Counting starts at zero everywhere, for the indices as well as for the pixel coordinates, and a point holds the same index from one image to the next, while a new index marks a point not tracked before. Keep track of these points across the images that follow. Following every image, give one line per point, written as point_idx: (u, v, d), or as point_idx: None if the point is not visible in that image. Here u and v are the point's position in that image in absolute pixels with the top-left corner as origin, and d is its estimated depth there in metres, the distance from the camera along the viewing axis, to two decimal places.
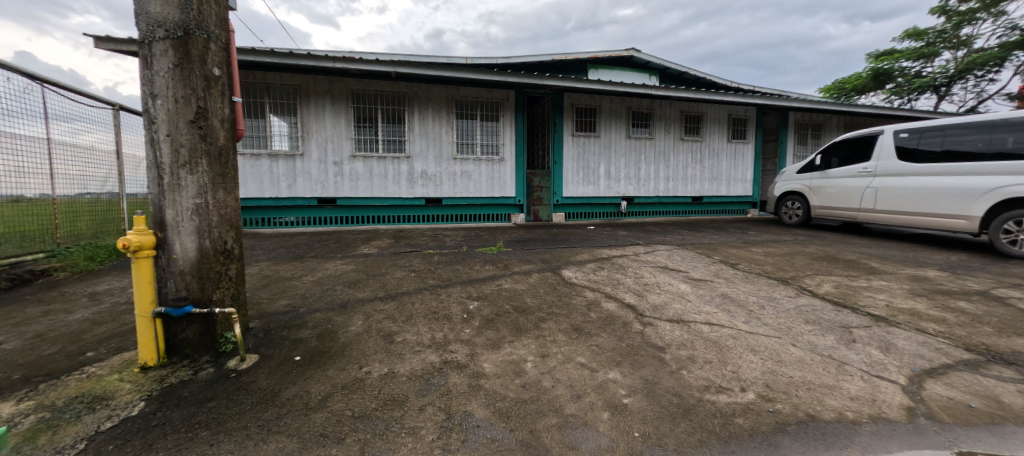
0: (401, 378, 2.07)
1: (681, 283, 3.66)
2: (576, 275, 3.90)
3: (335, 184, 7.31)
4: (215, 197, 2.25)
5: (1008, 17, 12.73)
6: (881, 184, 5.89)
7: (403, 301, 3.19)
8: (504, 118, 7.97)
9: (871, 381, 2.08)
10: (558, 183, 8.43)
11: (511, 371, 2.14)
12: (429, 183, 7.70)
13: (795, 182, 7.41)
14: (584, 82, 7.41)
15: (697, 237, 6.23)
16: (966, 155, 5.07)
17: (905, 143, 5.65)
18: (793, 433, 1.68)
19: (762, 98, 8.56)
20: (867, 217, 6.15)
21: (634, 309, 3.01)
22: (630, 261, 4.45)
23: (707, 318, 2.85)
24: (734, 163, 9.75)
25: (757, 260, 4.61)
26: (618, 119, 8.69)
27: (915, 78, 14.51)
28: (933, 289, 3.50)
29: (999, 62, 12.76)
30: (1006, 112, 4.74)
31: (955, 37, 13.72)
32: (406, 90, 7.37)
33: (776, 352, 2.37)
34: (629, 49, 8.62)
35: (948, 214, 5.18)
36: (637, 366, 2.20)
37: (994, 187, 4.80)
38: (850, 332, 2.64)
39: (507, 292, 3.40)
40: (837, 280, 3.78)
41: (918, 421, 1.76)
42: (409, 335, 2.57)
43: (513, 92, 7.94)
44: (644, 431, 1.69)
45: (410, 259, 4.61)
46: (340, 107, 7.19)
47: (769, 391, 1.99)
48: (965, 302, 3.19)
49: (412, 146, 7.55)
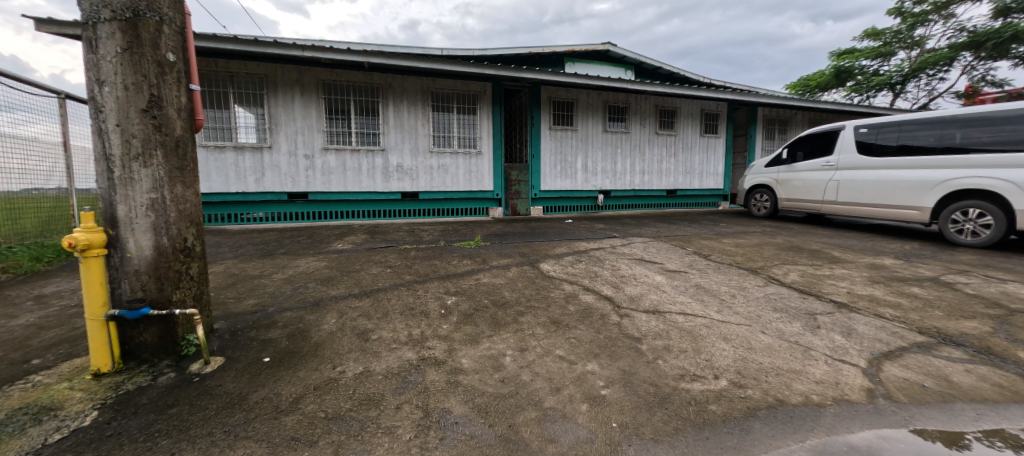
0: (377, 376, 2.02)
1: (656, 274, 3.72)
2: (554, 268, 3.91)
3: (306, 178, 7.07)
4: (173, 192, 2.12)
5: (956, 20, 13.53)
6: (843, 176, 6.17)
7: (379, 298, 3.12)
8: (481, 111, 7.89)
9: (834, 365, 2.18)
10: (536, 176, 8.42)
11: (490, 366, 2.12)
12: (405, 177, 7.56)
13: (763, 176, 7.69)
14: (562, 76, 7.38)
15: (670, 229, 6.37)
16: (919, 149, 5.35)
17: (865, 137, 5.92)
18: (764, 418, 1.73)
19: (733, 94, 8.79)
20: (829, 209, 6.44)
21: (611, 301, 3.05)
22: (607, 254, 4.50)
23: (682, 309, 2.91)
24: (707, 157, 10.02)
25: (728, 251, 4.74)
26: (594, 112, 8.76)
27: (873, 76, 15.24)
28: (890, 277, 3.70)
29: (949, 62, 13.54)
30: (956, 108, 5.03)
31: (910, 38, 14.46)
32: (380, 81, 7.18)
33: (747, 340, 2.45)
34: (605, 43, 8.71)
35: (902, 205, 5.49)
36: (615, 358, 2.22)
37: (944, 180, 5.08)
38: (815, 319, 2.76)
39: (485, 286, 3.38)
40: (803, 269, 3.94)
41: (877, 402, 1.85)
42: (385, 332, 2.52)
43: (489, 85, 7.86)
44: (622, 421, 1.70)
45: (385, 255, 4.51)
46: (310, 98, 6.93)
47: (741, 377, 2.05)
48: (918, 288, 3.39)
49: (387, 139, 7.37)
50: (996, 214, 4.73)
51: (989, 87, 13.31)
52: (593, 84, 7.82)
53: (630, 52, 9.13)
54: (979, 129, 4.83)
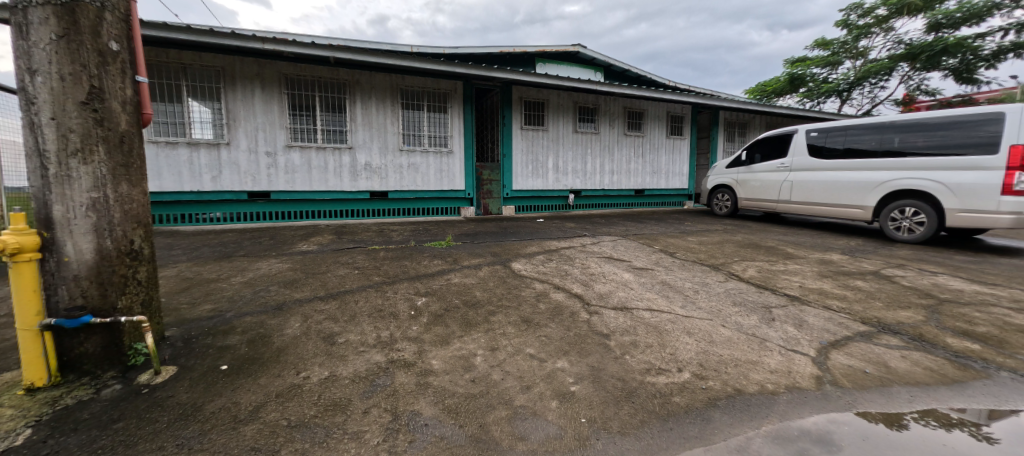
0: (344, 381, 1.97)
1: (624, 272, 3.81)
2: (525, 267, 3.94)
3: (268, 176, 6.77)
4: (118, 190, 1.98)
5: (895, 33, 14.64)
6: (796, 177, 6.56)
7: (346, 300, 3.03)
8: (452, 109, 7.82)
9: (787, 355, 2.31)
10: (507, 176, 8.44)
11: (461, 367, 2.11)
12: (374, 176, 7.39)
13: (724, 176, 8.04)
14: (533, 76, 7.42)
15: (638, 228, 6.55)
16: (863, 152, 5.76)
17: (816, 140, 6.31)
18: (723, 407, 1.81)
19: (697, 97, 9.14)
20: (784, 208, 6.82)
21: (581, 299, 3.11)
22: (577, 252, 4.58)
23: (648, 305, 3.01)
24: (672, 158, 10.37)
25: (692, 248, 4.92)
26: (564, 113, 8.87)
27: (823, 83, 16.25)
28: (837, 271, 3.96)
29: (889, 72, 14.63)
30: (895, 115, 5.44)
31: (855, 48, 15.52)
32: (346, 77, 6.97)
33: (709, 333, 2.56)
34: (575, 45, 8.84)
35: (848, 205, 5.89)
36: (584, 354, 2.26)
37: (884, 181, 5.49)
38: (770, 312, 2.92)
39: (457, 287, 3.35)
40: (760, 265, 4.16)
41: (825, 388, 1.98)
42: (352, 335, 2.45)
43: (460, 83, 7.80)
44: (590, 416, 1.74)
45: (353, 256, 4.40)
46: (272, 93, 6.64)
47: (702, 369, 2.14)
48: (862, 281, 3.65)
49: (354, 137, 7.16)
50: (929, 212, 5.16)
51: (922, 95, 14.51)
52: (563, 85, 7.91)
53: (599, 55, 9.31)
54: (915, 134, 5.25)
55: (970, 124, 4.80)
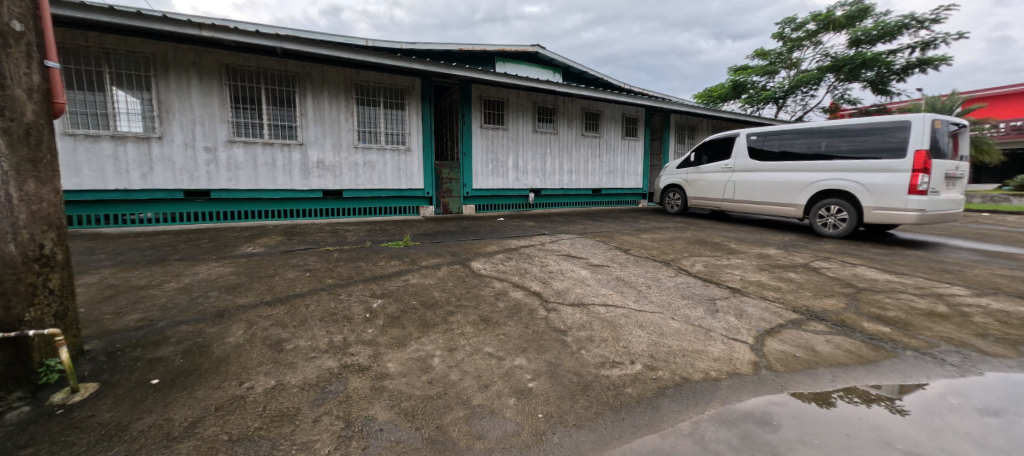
0: (293, 389, 1.87)
1: (582, 269, 3.91)
2: (485, 266, 3.94)
3: (207, 174, 6.29)
4: (22, 189, 1.76)
5: (822, 47, 16.05)
6: (738, 178, 7.03)
7: (296, 304, 2.89)
8: (410, 106, 7.64)
9: (728, 343, 2.48)
10: (467, 174, 8.38)
11: (418, 369, 2.08)
12: (327, 174, 7.07)
13: (675, 176, 8.46)
14: (492, 75, 7.42)
15: (595, 226, 6.75)
16: (795, 155, 6.28)
17: (755, 143, 6.79)
18: (671, 396, 1.91)
19: (650, 100, 9.55)
20: (728, 206, 7.28)
21: (539, 296, 3.15)
22: (536, 251, 4.64)
23: (604, 300, 3.11)
24: (627, 158, 10.76)
25: (646, 245, 5.14)
26: (524, 113, 8.94)
27: (762, 90, 17.50)
28: (773, 264, 4.30)
29: (817, 82, 16.03)
30: (823, 121, 5.96)
31: (789, 59, 16.85)
32: (295, 69, 6.62)
33: (659, 326, 2.69)
34: (534, 45, 8.94)
35: (783, 203, 6.40)
36: (542, 351, 2.30)
37: (813, 181, 6.02)
38: (714, 304, 3.12)
39: (414, 287, 3.29)
40: (706, 260, 4.42)
41: (761, 373, 2.15)
42: (302, 341, 2.34)
43: (418, 80, 7.64)
44: (547, 411, 1.77)
45: (304, 258, 4.19)
46: (211, 84, 6.17)
47: (653, 361, 2.24)
48: (794, 273, 3.98)
49: (305, 133, 6.82)
50: (850, 210, 5.71)
51: (845, 104, 16.02)
52: (522, 85, 7.98)
53: (557, 56, 9.47)
54: (840, 139, 5.78)
55: (884, 131, 5.36)
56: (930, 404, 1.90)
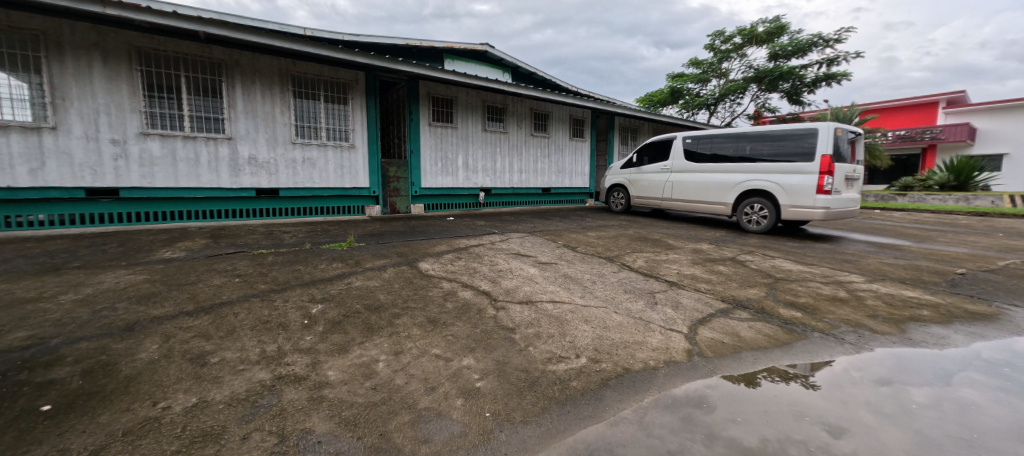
0: (218, 406, 1.72)
1: (530, 267, 3.97)
2: (434, 266, 3.87)
3: (116, 170, 5.58)
4: None
5: (747, 59, 17.59)
6: (675, 178, 7.51)
7: (223, 313, 2.65)
8: (353, 101, 7.30)
9: (665, 334, 2.64)
10: (415, 173, 8.17)
11: (361, 375, 1.99)
12: (260, 172, 6.56)
13: (619, 176, 8.86)
14: (440, 72, 7.30)
15: (544, 225, 6.88)
16: (725, 158, 6.82)
17: (690, 146, 7.29)
18: (613, 386, 2.00)
19: (595, 103, 9.90)
20: (666, 205, 7.75)
21: (488, 295, 3.16)
22: (486, 250, 4.63)
23: (551, 297, 3.19)
24: (575, 158, 11.08)
25: (592, 242, 5.33)
26: (473, 111, 8.89)
27: (696, 97, 18.81)
28: (706, 258, 4.64)
29: (743, 91, 17.53)
30: (747, 127, 6.53)
31: (719, 69, 18.26)
32: (222, 56, 6.07)
33: (603, 320, 2.80)
34: (483, 44, 8.92)
35: (714, 202, 6.93)
36: (490, 350, 2.31)
37: (740, 182, 6.57)
38: (653, 297, 3.31)
39: (358, 290, 3.16)
40: (647, 256, 4.67)
41: (693, 360, 2.31)
42: (230, 353, 2.15)
43: (362, 74, 7.32)
44: (494, 410, 1.78)
45: (234, 262, 3.86)
46: (119, 68, 5.49)
47: (597, 353, 2.33)
48: (723, 266, 4.33)
49: (233, 127, 6.27)
50: (771, 207, 6.31)
51: (766, 112, 17.69)
52: (471, 83, 7.93)
53: (506, 56, 9.53)
54: (762, 144, 6.36)
55: (798, 137, 5.98)
56: (832, 378, 2.15)
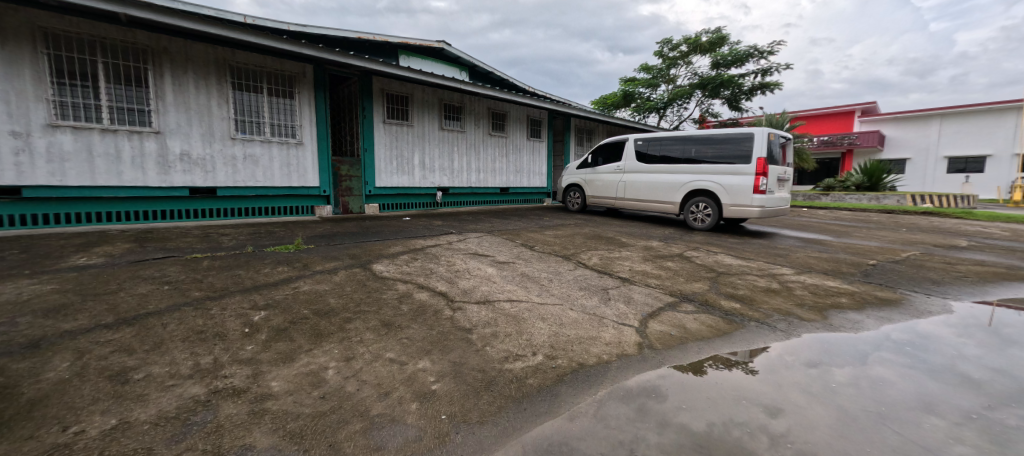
0: (142, 427, 1.56)
1: (488, 267, 3.97)
2: (388, 268, 3.76)
3: (16, 166, 4.92)
4: None
5: (692, 66, 18.64)
6: (628, 178, 7.81)
7: (150, 324, 2.41)
8: (301, 95, 6.92)
9: (618, 328, 2.74)
10: (369, 172, 7.89)
11: (308, 384, 1.89)
12: (194, 169, 6.05)
13: (575, 176, 9.07)
14: (395, 68, 7.09)
15: (503, 224, 6.90)
16: (673, 159, 7.19)
17: (641, 148, 7.61)
18: (568, 382, 2.04)
19: (552, 105, 10.07)
20: (620, 204, 8.04)
21: (445, 296, 3.11)
22: (443, 250, 4.57)
23: (509, 296, 3.20)
24: (533, 158, 11.21)
25: (549, 241, 5.42)
26: (430, 109, 8.73)
27: (647, 101, 19.67)
28: (656, 255, 4.87)
29: (689, 96, 18.56)
30: (693, 130, 6.92)
31: (667, 75, 19.22)
32: (148, 42, 5.53)
33: (559, 317, 2.86)
34: (439, 42, 8.78)
35: (663, 201, 7.29)
36: (446, 351, 2.28)
37: (686, 182, 6.96)
38: (607, 293, 3.42)
39: (307, 295, 3.00)
40: (601, 253, 4.82)
41: (643, 352, 2.41)
42: (157, 368, 1.96)
43: (310, 67, 6.96)
44: (451, 412, 1.76)
45: (164, 268, 3.53)
46: (20, 51, 4.84)
47: (553, 350, 2.37)
48: (672, 262, 4.57)
49: (162, 120, 5.73)
50: (713, 206, 6.73)
51: (710, 117, 18.86)
52: (427, 81, 7.78)
53: (463, 54, 9.44)
54: (706, 147, 6.77)
55: (737, 141, 6.42)
56: (768, 363, 2.33)
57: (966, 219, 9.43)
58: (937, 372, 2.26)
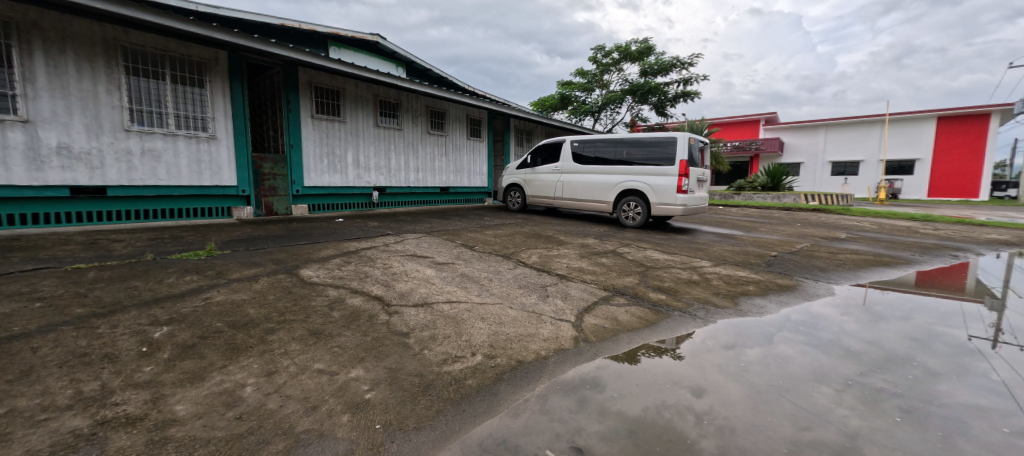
0: None
1: (427, 268, 3.88)
2: (318, 273, 3.52)
3: None
4: None
5: (624, 73, 19.75)
6: (565, 178, 8.08)
7: (14, 349, 2.02)
8: (213, 85, 6.23)
9: (556, 324, 2.82)
10: (296, 170, 7.33)
11: (222, 405, 1.71)
12: (77, 165, 5.20)
13: (515, 176, 9.19)
14: (323, 60, 6.65)
15: (443, 225, 6.79)
16: (607, 161, 7.55)
17: (577, 149, 7.91)
18: (507, 380, 2.06)
19: (492, 105, 10.10)
20: (558, 203, 8.29)
21: (380, 301, 2.98)
22: (379, 252, 4.38)
23: (448, 297, 3.15)
24: (473, 158, 11.16)
25: (489, 241, 5.43)
26: (364, 105, 8.32)
27: (583, 104, 20.49)
28: (592, 252, 5.09)
29: (621, 102, 19.66)
30: (625, 133, 7.33)
31: (601, 80, 20.18)
32: (9, 13, 4.65)
33: (498, 316, 2.87)
34: (373, 35, 8.41)
35: (598, 200, 7.64)
36: (381, 358, 2.18)
37: (619, 182, 7.36)
38: (545, 290, 3.50)
39: (221, 306, 2.71)
40: (540, 252, 4.93)
41: (579, 346, 2.51)
42: (23, 401, 1.65)
43: (224, 54, 6.29)
44: (386, 421, 1.69)
45: (35, 282, 2.99)
46: None
47: (492, 350, 2.38)
48: (606, 258, 4.80)
49: (31, 107, 4.85)
50: (643, 205, 7.19)
51: (640, 121, 20.12)
52: (360, 75, 7.40)
53: (399, 50, 9.13)
54: (636, 149, 7.20)
55: (663, 144, 6.92)
56: (690, 349, 2.54)
57: (845, 215, 11.05)
58: (825, 346, 2.62)
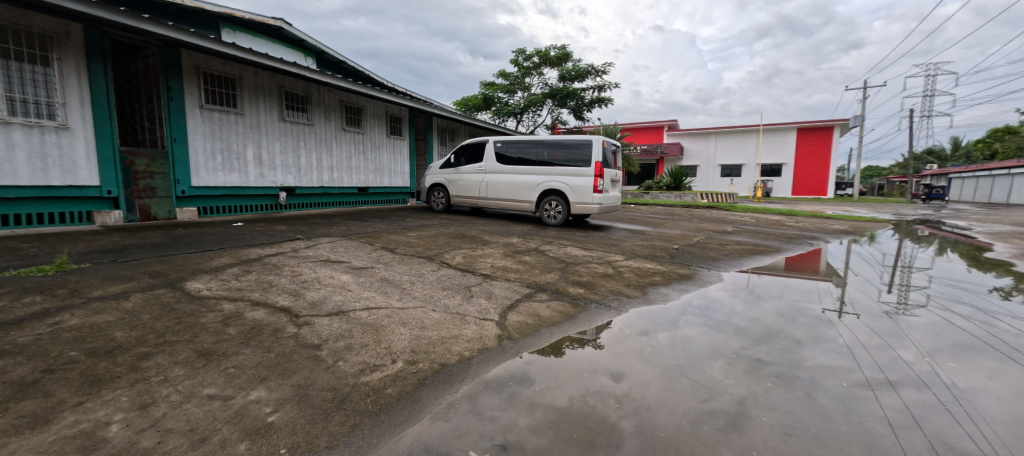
0: None
1: (342, 274, 3.63)
2: (210, 285, 3.10)
3: None
4: None
5: (544, 77, 20.47)
6: (489, 178, 8.14)
7: None
8: (62, 63, 5.14)
9: (480, 324, 2.82)
10: (181, 168, 6.37)
11: (76, 450, 1.41)
12: None
13: (439, 176, 9.03)
14: (213, 43, 5.86)
15: (361, 227, 6.41)
16: (529, 161, 7.76)
17: (500, 149, 8.01)
18: (429, 385, 2.01)
19: (413, 102, 9.78)
20: (482, 203, 8.32)
21: (288, 312, 2.72)
22: (286, 259, 3.99)
23: (366, 304, 2.98)
24: (394, 157, 10.71)
25: (411, 243, 5.24)
26: (266, 97, 7.51)
27: (505, 105, 20.80)
28: (515, 251, 5.20)
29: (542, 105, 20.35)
30: (545, 135, 7.59)
31: (523, 82, 20.69)
32: None
33: (420, 320, 2.79)
34: (276, 20, 7.62)
35: (521, 200, 7.82)
36: (288, 374, 1.99)
37: (540, 183, 7.61)
38: (469, 290, 3.49)
39: (77, 331, 2.24)
40: (464, 252, 4.90)
41: (503, 344, 2.54)
42: None
43: (78, 27, 5.23)
44: (293, 443, 1.54)
45: None
46: None
47: (414, 355, 2.30)
48: (529, 256, 4.94)
49: None
50: (563, 204, 7.53)
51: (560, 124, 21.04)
52: (261, 63, 6.66)
53: (308, 38, 8.40)
54: (556, 151, 7.51)
55: (580, 147, 7.30)
56: (606, 338, 2.71)
57: (731, 211, 12.73)
58: (716, 326, 2.98)
